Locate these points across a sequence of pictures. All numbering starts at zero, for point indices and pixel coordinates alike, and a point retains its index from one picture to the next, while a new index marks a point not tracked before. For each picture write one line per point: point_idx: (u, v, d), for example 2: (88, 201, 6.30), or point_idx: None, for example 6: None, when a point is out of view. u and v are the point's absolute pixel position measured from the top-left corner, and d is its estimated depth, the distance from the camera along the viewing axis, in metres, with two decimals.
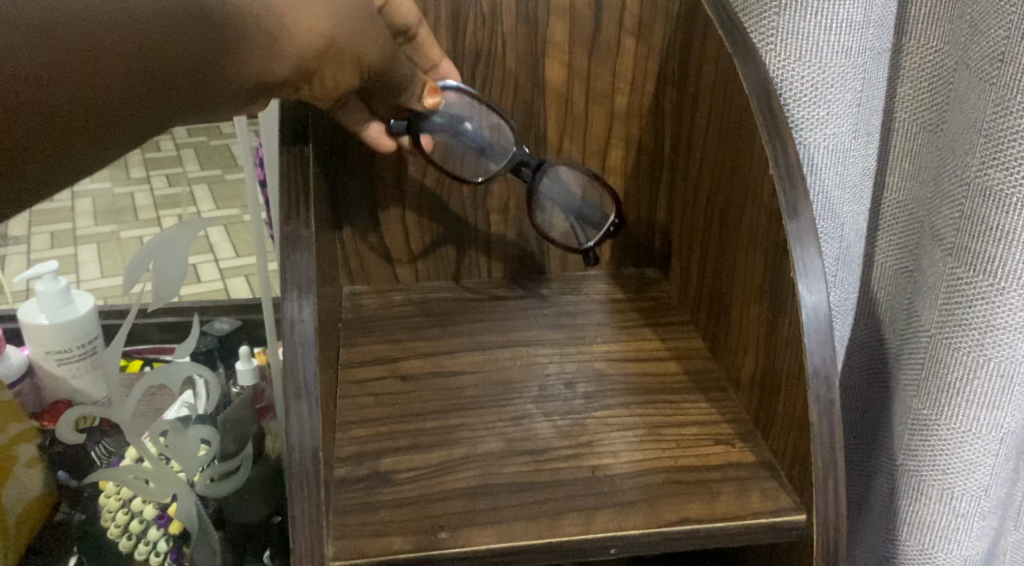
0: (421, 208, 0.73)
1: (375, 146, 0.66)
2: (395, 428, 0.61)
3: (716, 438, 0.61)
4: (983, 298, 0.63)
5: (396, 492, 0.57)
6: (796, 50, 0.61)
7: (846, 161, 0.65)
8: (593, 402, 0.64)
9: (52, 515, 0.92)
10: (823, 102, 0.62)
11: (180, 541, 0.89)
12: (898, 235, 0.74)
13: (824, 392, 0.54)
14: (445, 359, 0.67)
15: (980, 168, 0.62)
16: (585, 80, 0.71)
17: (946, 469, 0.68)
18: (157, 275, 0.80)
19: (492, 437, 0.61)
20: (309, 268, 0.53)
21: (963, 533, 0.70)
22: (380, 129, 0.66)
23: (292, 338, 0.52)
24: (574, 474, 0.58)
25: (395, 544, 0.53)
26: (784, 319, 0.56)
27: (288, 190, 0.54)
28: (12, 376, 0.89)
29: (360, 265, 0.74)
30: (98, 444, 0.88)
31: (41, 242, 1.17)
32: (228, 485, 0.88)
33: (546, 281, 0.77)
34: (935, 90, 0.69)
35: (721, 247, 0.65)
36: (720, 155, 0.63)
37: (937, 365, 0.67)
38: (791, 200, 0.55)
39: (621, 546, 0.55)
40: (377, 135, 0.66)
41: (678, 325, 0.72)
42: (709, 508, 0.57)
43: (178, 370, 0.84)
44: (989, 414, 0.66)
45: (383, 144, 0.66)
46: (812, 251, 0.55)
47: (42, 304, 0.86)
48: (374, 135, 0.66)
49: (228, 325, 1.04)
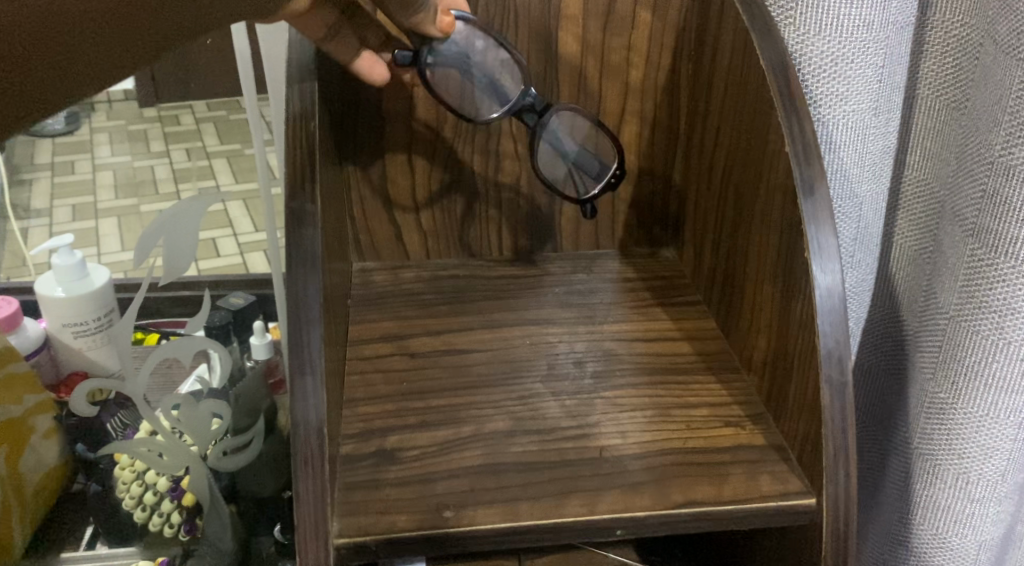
0: (432, 187, 0.73)
1: (366, 75, 0.64)
2: (404, 406, 0.61)
3: (727, 420, 0.61)
4: (1002, 280, 0.62)
5: (402, 470, 0.56)
6: (816, 23, 0.60)
7: (867, 137, 0.63)
8: (603, 381, 0.64)
9: (70, 485, 0.93)
10: (843, 77, 0.61)
11: (193, 513, 0.90)
12: (917, 214, 0.73)
13: (836, 374, 0.53)
14: (455, 337, 0.67)
15: (1004, 146, 0.61)
16: (599, 53, 0.70)
17: (963, 453, 0.67)
18: (168, 247, 0.80)
19: (501, 416, 0.60)
20: (315, 242, 0.52)
21: (978, 518, 0.69)
22: (371, 58, 0.64)
23: (298, 314, 0.51)
24: (582, 454, 0.58)
25: (400, 523, 0.53)
26: (798, 301, 0.55)
27: (295, 165, 0.54)
28: (31, 347, 0.89)
29: (371, 241, 0.74)
30: (115, 416, 0.87)
31: (64, 215, 1.18)
32: (238, 459, 0.89)
33: (558, 259, 0.76)
34: (959, 66, 0.67)
35: (736, 227, 0.63)
36: (737, 131, 0.62)
37: (954, 347, 0.66)
38: (806, 177, 0.54)
39: (627, 527, 0.55)
40: (370, 63, 0.64)
41: (690, 305, 0.71)
42: (718, 490, 0.56)
43: (190, 344, 0.83)
44: (1008, 399, 0.65)
45: (375, 72, 0.64)
46: (827, 229, 0.54)
47: (58, 276, 0.86)
48: (366, 64, 0.64)
49: (243, 300, 0.98)
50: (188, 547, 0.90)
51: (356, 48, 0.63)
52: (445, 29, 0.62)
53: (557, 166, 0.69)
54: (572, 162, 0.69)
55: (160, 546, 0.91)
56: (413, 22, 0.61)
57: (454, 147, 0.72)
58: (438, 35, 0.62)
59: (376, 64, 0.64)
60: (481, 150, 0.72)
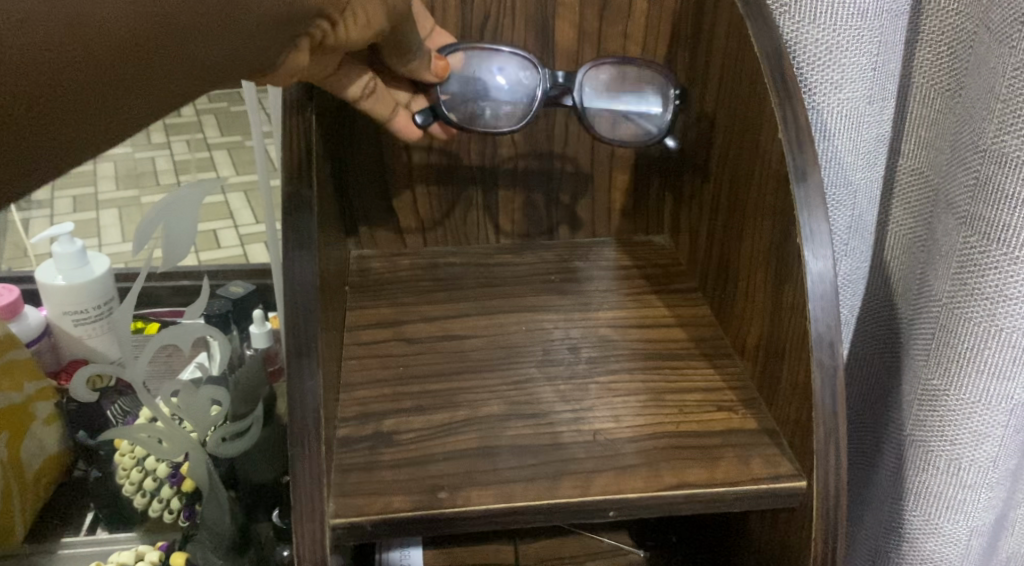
0: (429, 175, 0.73)
1: (402, 135, 0.66)
2: (399, 390, 0.61)
3: (719, 404, 0.61)
4: (995, 267, 0.63)
5: (397, 452, 0.57)
6: (811, 11, 0.61)
7: (861, 126, 0.64)
8: (597, 366, 0.64)
9: (72, 472, 0.93)
10: (837, 65, 0.61)
11: (193, 499, 0.90)
12: (911, 202, 0.73)
13: (827, 359, 0.54)
14: (451, 323, 0.68)
15: (997, 134, 0.61)
16: (596, 41, 0.70)
17: (955, 439, 0.68)
18: (167, 235, 0.81)
19: (495, 400, 0.61)
20: (311, 226, 0.52)
21: (969, 504, 0.70)
22: (405, 116, 0.66)
23: (294, 298, 0.52)
24: (575, 437, 0.58)
25: (396, 503, 0.54)
26: (790, 288, 0.56)
27: (291, 151, 0.54)
28: (31, 334, 0.89)
29: (368, 229, 0.74)
30: (114, 403, 0.88)
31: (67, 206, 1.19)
32: (238, 445, 0.89)
33: (555, 247, 0.77)
34: (954, 54, 0.67)
35: (730, 217, 0.64)
36: (731, 121, 0.62)
37: (947, 334, 0.66)
38: (800, 164, 0.55)
39: (620, 508, 0.55)
40: (404, 122, 0.66)
41: (685, 292, 0.71)
42: (709, 473, 0.56)
43: (191, 330, 0.83)
44: (1000, 384, 0.66)
45: (410, 131, 0.66)
46: (820, 216, 0.54)
47: (58, 264, 0.86)
48: (401, 123, 0.66)
49: (241, 289, 0.99)
50: (188, 531, 0.89)
51: (388, 107, 0.65)
52: (440, 73, 0.65)
53: (625, 125, 0.68)
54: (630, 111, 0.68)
55: (159, 531, 0.92)
56: (406, 69, 0.63)
57: (451, 134, 0.72)
58: (436, 78, 0.65)
59: (410, 123, 0.66)
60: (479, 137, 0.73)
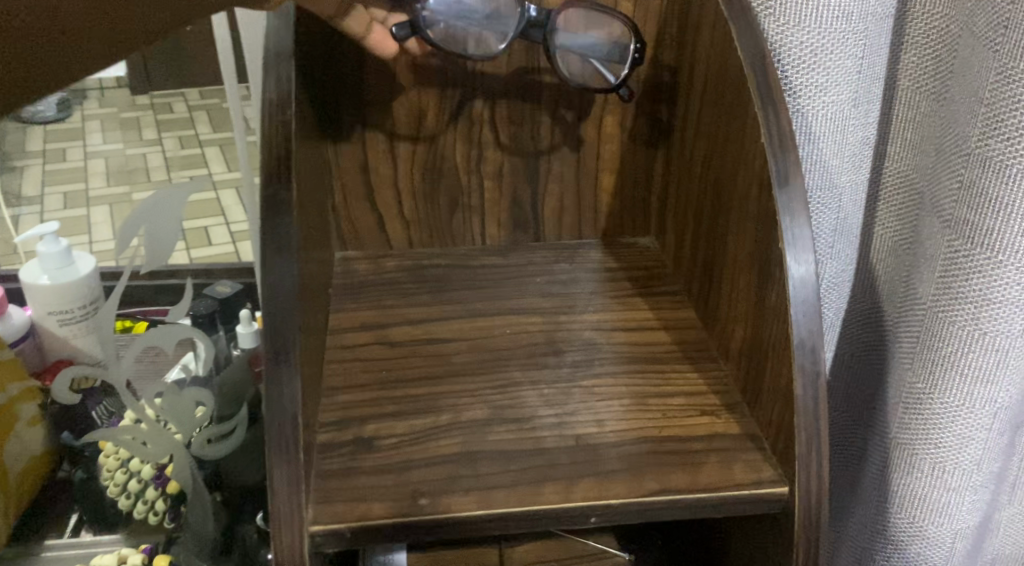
0: (413, 176, 0.73)
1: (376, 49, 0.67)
2: (381, 395, 0.61)
3: (702, 408, 0.61)
4: (979, 271, 0.63)
5: (379, 458, 0.57)
6: (796, 14, 0.60)
7: (845, 129, 0.64)
8: (581, 370, 0.64)
9: (55, 473, 0.91)
10: (823, 68, 0.61)
11: (178, 501, 0.90)
12: (897, 205, 0.73)
13: (809, 363, 0.54)
14: (435, 326, 0.67)
15: (980, 138, 0.61)
16: None
17: (939, 442, 0.68)
18: (150, 236, 0.80)
19: (478, 404, 0.61)
20: (290, 231, 0.52)
21: (954, 507, 0.70)
22: (381, 32, 0.66)
23: (271, 302, 0.51)
24: (558, 442, 0.58)
25: (375, 510, 0.53)
26: (773, 293, 0.56)
27: (269, 150, 0.53)
28: (14, 335, 0.88)
29: (353, 230, 0.74)
30: (99, 404, 0.87)
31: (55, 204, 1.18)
32: (224, 447, 0.89)
33: (541, 249, 0.76)
34: (939, 57, 0.67)
35: (714, 219, 0.64)
36: (715, 123, 0.62)
37: (931, 338, 0.66)
38: (782, 168, 0.55)
39: (602, 514, 0.55)
40: (379, 39, 0.66)
41: (671, 295, 0.71)
42: (692, 479, 0.56)
43: (176, 331, 0.84)
44: (983, 388, 0.66)
45: (386, 47, 0.66)
46: (802, 220, 0.54)
47: (43, 264, 0.86)
48: (376, 39, 0.66)
49: (229, 288, 0.98)
50: (171, 534, 0.90)
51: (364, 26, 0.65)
52: None
53: (578, 64, 0.68)
54: (586, 52, 0.68)
55: (144, 534, 0.91)
56: None
57: (436, 135, 0.72)
58: None
59: (385, 40, 0.66)
60: (464, 138, 0.72)
